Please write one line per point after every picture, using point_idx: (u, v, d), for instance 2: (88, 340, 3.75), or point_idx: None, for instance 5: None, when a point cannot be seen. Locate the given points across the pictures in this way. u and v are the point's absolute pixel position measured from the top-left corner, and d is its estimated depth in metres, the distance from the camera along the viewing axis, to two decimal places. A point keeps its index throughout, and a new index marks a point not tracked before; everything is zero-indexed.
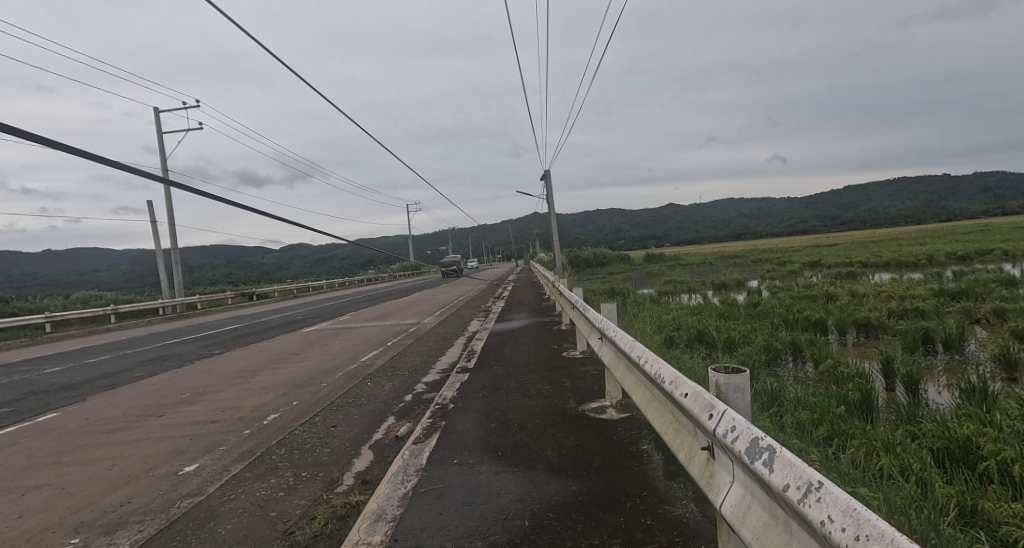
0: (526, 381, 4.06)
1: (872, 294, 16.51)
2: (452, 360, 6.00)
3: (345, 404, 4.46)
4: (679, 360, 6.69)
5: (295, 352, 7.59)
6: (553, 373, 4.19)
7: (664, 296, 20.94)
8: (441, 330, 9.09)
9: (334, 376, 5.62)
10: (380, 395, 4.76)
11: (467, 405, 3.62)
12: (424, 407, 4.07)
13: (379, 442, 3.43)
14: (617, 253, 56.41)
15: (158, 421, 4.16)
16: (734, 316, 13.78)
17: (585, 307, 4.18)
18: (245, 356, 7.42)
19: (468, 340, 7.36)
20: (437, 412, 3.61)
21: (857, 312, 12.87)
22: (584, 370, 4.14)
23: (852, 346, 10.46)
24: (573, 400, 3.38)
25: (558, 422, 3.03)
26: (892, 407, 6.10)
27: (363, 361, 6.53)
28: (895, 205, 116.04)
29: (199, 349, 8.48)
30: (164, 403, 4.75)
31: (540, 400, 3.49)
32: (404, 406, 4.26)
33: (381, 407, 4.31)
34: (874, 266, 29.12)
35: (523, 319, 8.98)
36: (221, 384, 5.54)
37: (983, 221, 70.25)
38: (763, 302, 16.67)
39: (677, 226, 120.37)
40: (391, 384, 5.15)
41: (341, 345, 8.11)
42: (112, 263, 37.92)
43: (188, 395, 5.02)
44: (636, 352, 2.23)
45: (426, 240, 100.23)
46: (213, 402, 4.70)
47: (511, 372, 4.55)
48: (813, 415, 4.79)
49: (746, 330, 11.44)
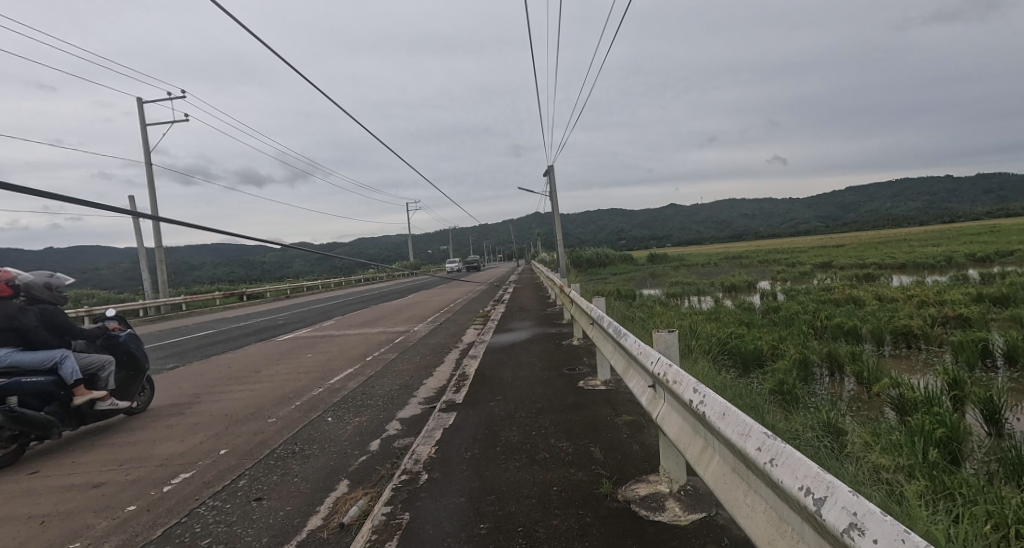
0: (534, 435, 2.90)
1: (901, 298, 15.30)
2: (438, 387, 4.87)
3: (288, 456, 3.30)
4: (712, 380, 5.65)
5: (256, 369, 6.40)
6: (571, 423, 3.03)
7: (673, 299, 19.76)
8: (433, 340, 7.99)
9: (289, 407, 4.45)
10: (339, 439, 3.60)
11: (448, 479, 2.44)
12: (389, 470, 2.90)
13: (314, 536, 2.23)
14: (620, 253, 55.33)
15: (21, 483, 2.98)
16: (756, 323, 12.58)
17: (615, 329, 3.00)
18: (197, 373, 6.28)
19: (462, 356, 6.24)
20: (403, 490, 2.40)
21: (895, 319, 11.69)
22: (614, 420, 2.99)
23: (894, 359, 9.32)
24: (608, 479, 2.21)
25: (590, 529, 1.84)
26: (977, 442, 5.00)
27: (331, 384, 5.36)
28: (900, 204, 114.56)
29: (152, 362, 7.35)
30: (53, 450, 3.57)
31: (556, 475, 2.33)
32: (365, 464, 3.09)
33: (334, 464, 3.13)
34: (889, 268, 27.95)
35: (527, 328, 7.84)
36: (145, 416, 4.38)
37: (992, 221, 69.15)
38: (782, 306, 15.53)
39: (680, 225, 119.02)
40: (357, 422, 3.98)
41: (315, 359, 6.97)
42: (101, 260, 36.80)
43: (94, 436, 3.86)
44: (793, 468, 0.97)
45: (424, 239, 98.75)
46: (115, 449, 3.53)
47: (512, 414, 3.37)
48: (896, 461, 3.69)
49: (776, 340, 10.22)
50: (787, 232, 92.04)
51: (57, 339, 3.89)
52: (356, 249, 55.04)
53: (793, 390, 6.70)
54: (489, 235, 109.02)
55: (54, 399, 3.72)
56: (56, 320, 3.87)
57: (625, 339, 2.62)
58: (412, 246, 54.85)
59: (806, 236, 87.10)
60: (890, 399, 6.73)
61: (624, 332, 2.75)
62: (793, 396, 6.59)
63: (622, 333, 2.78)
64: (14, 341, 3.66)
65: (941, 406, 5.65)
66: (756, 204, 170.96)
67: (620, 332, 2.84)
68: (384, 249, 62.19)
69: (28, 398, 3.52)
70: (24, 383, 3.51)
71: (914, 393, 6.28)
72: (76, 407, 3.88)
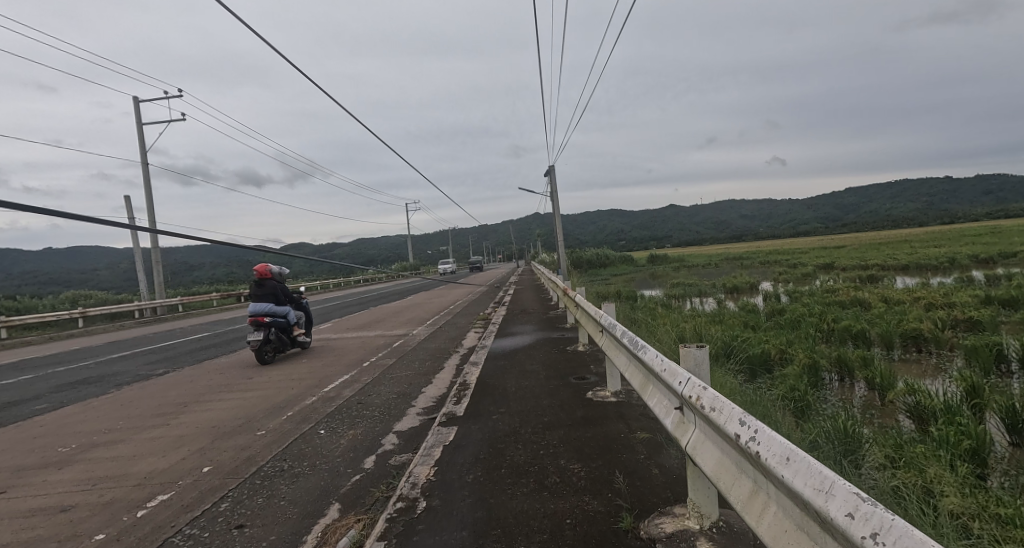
0: (544, 455, 2.67)
1: (908, 300, 15.06)
2: (438, 396, 4.65)
3: (276, 474, 3.06)
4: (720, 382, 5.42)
5: (248, 376, 6.15)
6: (583, 442, 2.80)
7: (675, 300, 19.51)
8: (432, 345, 7.76)
9: (280, 417, 4.22)
10: (333, 455, 3.36)
11: (448, 509, 2.20)
12: (383, 493, 2.66)
13: None
14: (621, 254, 55.07)
15: None
16: (762, 325, 12.33)
17: (630, 340, 2.76)
18: (187, 380, 6.04)
19: (462, 362, 6.02)
20: (398, 521, 2.15)
21: (903, 322, 11.47)
22: (630, 439, 2.77)
23: (905, 364, 9.10)
24: (629, 512, 1.98)
25: None
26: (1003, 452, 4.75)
27: (326, 392, 5.12)
28: (900, 206, 114.36)
29: (142, 367, 7.10)
30: (23, 467, 3.33)
31: (570, 505, 2.09)
32: (358, 485, 2.85)
33: (325, 485, 2.89)
34: (892, 269, 27.73)
35: (529, 332, 7.62)
36: (126, 428, 4.14)
37: (991, 222, 69.09)
38: (787, 308, 15.30)
39: (680, 226, 118.72)
40: (351, 435, 3.75)
41: (310, 365, 6.74)
42: (97, 261, 36.43)
43: (70, 450, 3.61)
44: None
45: (424, 239, 98.50)
46: (91, 465, 3.29)
47: (517, 430, 3.15)
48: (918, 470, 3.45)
49: (783, 343, 9.97)
50: (786, 232, 91.99)
51: (286, 300, 7.49)
52: (356, 250, 54.81)
53: (806, 395, 6.47)
54: (489, 235, 108.75)
55: (288, 331, 7.38)
56: (286, 290, 7.48)
57: (644, 352, 2.38)
58: (412, 246, 54.59)
59: (806, 237, 87.01)
60: (906, 408, 6.48)
61: (640, 344, 2.51)
62: (806, 401, 6.37)
63: (639, 344, 2.54)
64: (271, 300, 7.27)
65: (963, 416, 5.39)
66: (756, 205, 170.99)
67: (636, 344, 2.59)
68: (383, 249, 61.90)
69: (283, 328, 7.16)
70: (279, 321, 7.16)
71: (932, 401, 6.02)
72: (292, 335, 7.58)
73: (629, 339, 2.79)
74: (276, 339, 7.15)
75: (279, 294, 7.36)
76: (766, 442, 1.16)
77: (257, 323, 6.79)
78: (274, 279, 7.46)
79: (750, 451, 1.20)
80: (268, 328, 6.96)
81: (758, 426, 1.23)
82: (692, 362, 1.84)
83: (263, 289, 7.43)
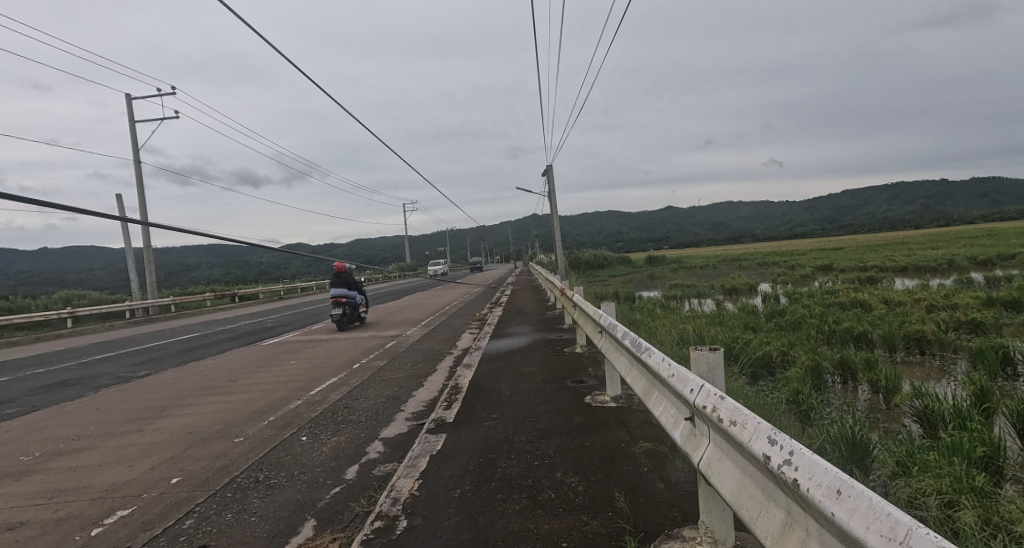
0: (539, 468, 2.45)
1: (909, 302, 14.92)
2: (429, 400, 4.43)
3: (250, 486, 2.83)
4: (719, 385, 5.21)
5: (232, 378, 5.89)
6: (581, 453, 2.58)
7: (673, 302, 19.32)
8: (426, 346, 7.55)
9: (261, 423, 3.99)
10: (312, 465, 3.13)
11: (430, 529, 1.98)
12: (363, 509, 2.43)
13: None
14: (619, 255, 54.91)
15: None
16: (763, 327, 12.14)
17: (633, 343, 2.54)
18: (169, 383, 5.79)
19: (455, 364, 5.80)
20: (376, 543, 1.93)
21: (905, 323, 11.30)
22: (632, 449, 2.56)
23: (909, 367, 8.92)
24: (632, 535, 1.76)
25: None
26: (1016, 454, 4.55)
27: (312, 396, 4.89)
28: (897, 208, 114.83)
29: (124, 369, 6.83)
30: None
31: (567, 527, 1.87)
32: (337, 498, 2.62)
33: (301, 499, 2.66)
34: (890, 270, 27.64)
35: (525, 333, 7.40)
36: (97, 434, 3.90)
37: (987, 224, 69.33)
38: (787, 309, 15.13)
39: (678, 228, 118.73)
40: (335, 442, 3.53)
41: (298, 366, 6.50)
42: (90, 260, 35.98)
43: (33, 459, 3.37)
44: None
45: (422, 239, 98.08)
46: (52, 476, 3.05)
47: (510, 438, 2.93)
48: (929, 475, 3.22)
49: (785, 345, 9.78)
50: (783, 234, 92.15)
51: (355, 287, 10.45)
52: (352, 249, 54.44)
53: (810, 399, 6.26)
54: (487, 235, 108.46)
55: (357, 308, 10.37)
56: (355, 279, 10.42)
57: (651, 355, 2.16)
58: (409, 247, 54.35)
59: (803, 238, 87.16)
60: (913, 411, 6.32)
61: (646, 347, 2.29)
62: (810, 406, 6.16)
63: (643, 347, 2.32)
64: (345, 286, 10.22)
65: (975, 420, 5.23)
66: (753, 206, 171.40)
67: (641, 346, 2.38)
68: (380, 249, 61.54)
69: (355, 306, 10.09)
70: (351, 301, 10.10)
71: (942, 405, 5.86)
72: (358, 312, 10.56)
73: (632, 341, 2.57)
74: (349, 313, 10.12)
75: (351, 282, 10.33)
76: (810, 471, 0.94)
77: (341, 300, 9.71)
78: (348, 271, 10.39)
79: (783, 478, 0.99)
80: (345, 305, 9.92)
81: (794, 448, 1.02)
82: (705, 368, 1.62)
83: (339, 278, 10.41)
